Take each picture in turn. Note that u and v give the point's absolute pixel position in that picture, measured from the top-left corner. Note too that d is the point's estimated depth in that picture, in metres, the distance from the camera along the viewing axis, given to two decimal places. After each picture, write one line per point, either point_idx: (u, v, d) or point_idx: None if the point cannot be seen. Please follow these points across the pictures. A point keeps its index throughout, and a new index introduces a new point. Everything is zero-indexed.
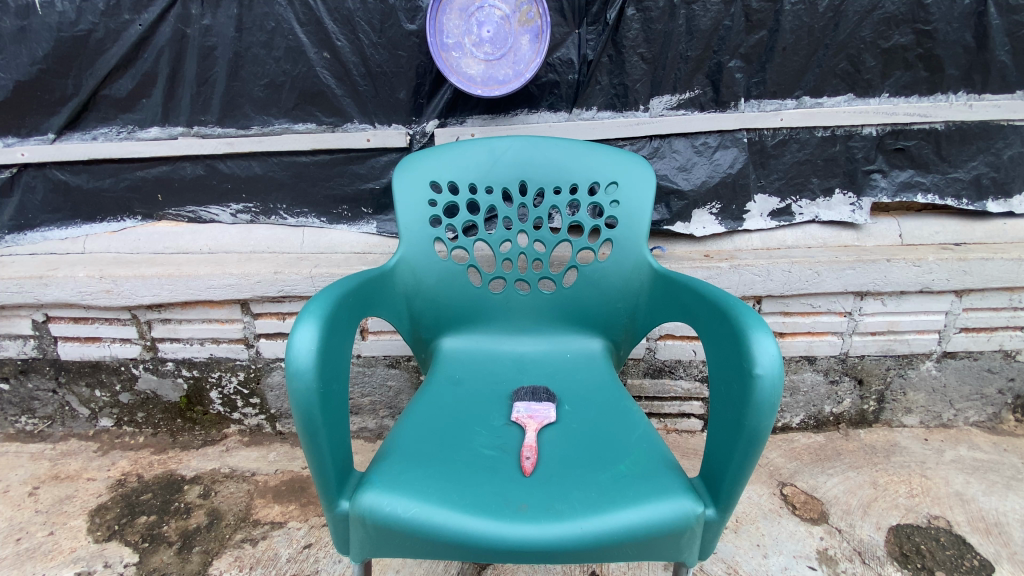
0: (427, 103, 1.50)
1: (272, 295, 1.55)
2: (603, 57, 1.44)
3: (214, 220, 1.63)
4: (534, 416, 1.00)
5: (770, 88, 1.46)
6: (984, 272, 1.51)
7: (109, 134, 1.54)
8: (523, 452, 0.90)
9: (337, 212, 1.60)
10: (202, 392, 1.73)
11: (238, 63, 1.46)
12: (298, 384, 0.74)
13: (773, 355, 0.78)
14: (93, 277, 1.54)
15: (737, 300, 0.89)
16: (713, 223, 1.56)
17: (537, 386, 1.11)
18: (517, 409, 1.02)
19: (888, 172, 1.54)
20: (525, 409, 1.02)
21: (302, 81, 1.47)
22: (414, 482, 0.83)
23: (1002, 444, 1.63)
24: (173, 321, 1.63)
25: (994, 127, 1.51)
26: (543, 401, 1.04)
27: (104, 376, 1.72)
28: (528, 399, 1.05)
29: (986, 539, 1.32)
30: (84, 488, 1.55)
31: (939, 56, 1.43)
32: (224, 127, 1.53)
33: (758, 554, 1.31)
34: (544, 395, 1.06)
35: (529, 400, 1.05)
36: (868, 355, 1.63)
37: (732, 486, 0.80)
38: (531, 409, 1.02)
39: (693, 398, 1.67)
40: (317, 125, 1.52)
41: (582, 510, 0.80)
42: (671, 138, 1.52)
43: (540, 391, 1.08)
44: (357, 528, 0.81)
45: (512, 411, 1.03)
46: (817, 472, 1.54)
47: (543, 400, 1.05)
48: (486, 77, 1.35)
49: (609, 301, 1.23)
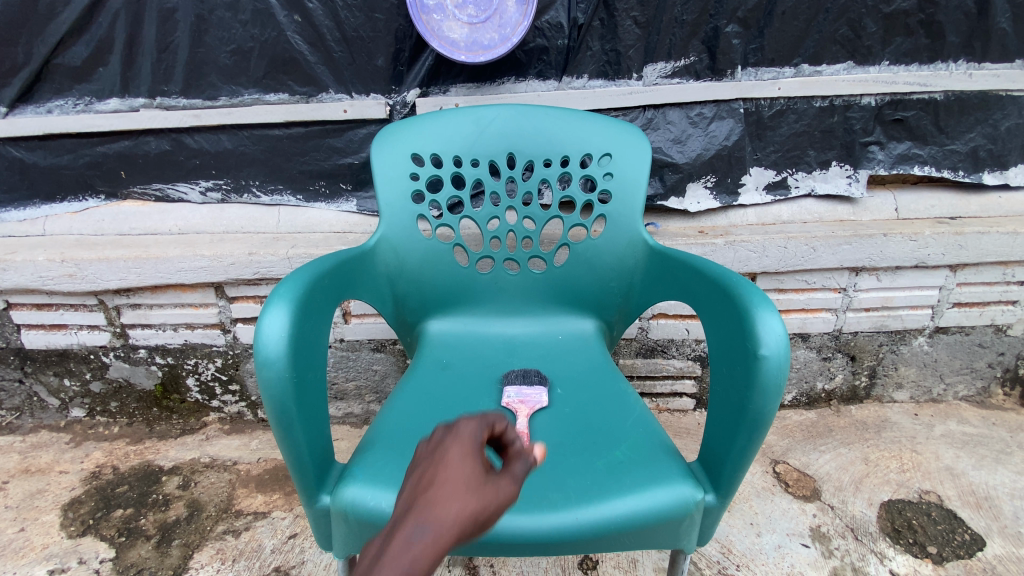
0: (407, 70, 1.41)
1: (247, 278, 1.47)
2: (594, 21, 1.36)
3: (182, 199, 1.54)
4: (524, 402, 0.96)
5: (768, 55, 1.40)
6: (980, 246, 1.49)
7: (65, 107, 1.43)
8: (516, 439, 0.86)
9: (315, 189, 1.52)
10: (178, 380, 1.66)
11: (201, 27, 1.35)
12: (269, 374, 0.68)
13: (779, 334, 0.74)
14: (54, 261, 1.45)
15: (739, 278, 0.84)
16: (708, 197, 1.51)
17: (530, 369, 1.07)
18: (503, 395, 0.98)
19: (886, 144, 1.49)
20: (514, 394, 0.98)
21: (273, 47, 1.37)
22: (399, 474, 0.78)
23: (991, 418, 1.63)
24: (144, 306, 1.55)
25: (994, 97, 1.46)
26: (536, 386, 0.99)
27: (72, 365, 1.64)
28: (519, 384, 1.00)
29: (977, 513, 1.32)
30: (57, 481, 1.48)
31: (941, 22, 1.38)
32: (189, 98, 1.42)
33: (752, 533, 1.30)
34: (538, 380, 1.01)
35: (522, 385, 1.00)
36: (861, 332, 1.62)
37: (735, 471, 0.77)
38: (522, 396, 0.97)
39: (685, 377, 1.64)
40: (290, 94, 1.42)
41: (577, 499, 0.76)
42: (666, 108, 1.45)
43: (535, 375, 1.03)
44: (339, 524, 0.76)
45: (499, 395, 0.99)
46: (809, 449, 1.53)
47: (537, 386, 1.00)
48: (470, 42, 1.26)
49: (602, 279, 1.18)
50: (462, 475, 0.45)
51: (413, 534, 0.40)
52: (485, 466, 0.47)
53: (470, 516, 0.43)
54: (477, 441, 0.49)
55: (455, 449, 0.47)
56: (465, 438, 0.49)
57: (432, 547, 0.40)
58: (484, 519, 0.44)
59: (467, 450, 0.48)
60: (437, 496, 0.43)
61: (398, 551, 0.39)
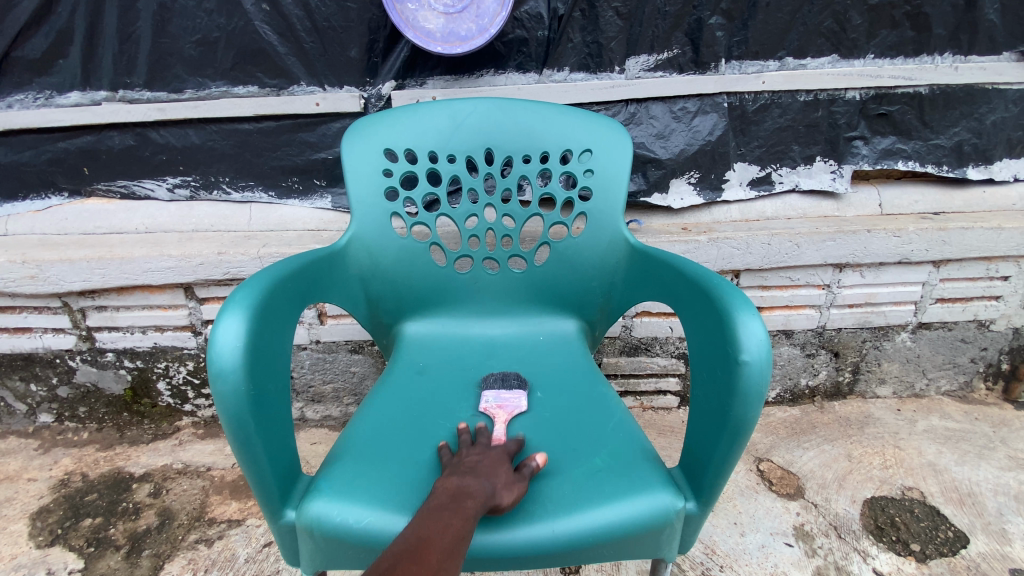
0: (382, 62, 1.36)
1: (218, 278, 1.42)
2: (575, 12, 1.32)
3: (149, 196, 1.48)
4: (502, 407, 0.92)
5: (752, 48, 1.37)
6: (963, 241, 1.48)
7: (23, 101, 1.36)
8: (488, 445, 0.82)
9: (288, 185, 1.47)
10: (149, 383, 1.60)
11: (164, 16, 1.29)
12: (223, 387, 0.64)
13: (761, 338, 0.72)
14: (14, 262, 1.38)
15: (721, 279, 0.82)
16: (691, 193, 1.49)
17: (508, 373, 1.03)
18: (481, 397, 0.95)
19: (870, 138, 1.48)
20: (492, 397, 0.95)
21: (240, 37, 1.31)
22: (369, 486, 0.75)
23: (973, 413, 1.64)
24: (111, 308, 1.49)
25: (979, 91, 1.45)
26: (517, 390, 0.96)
27: (38, 369, 1.57)
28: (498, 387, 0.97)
29: (960, 510, 1.32)
30: (23, 490, 1.42)
31: (927, 14, 1.36)
32: (153, 91, 1.36)
33: (736, 532, 1.29)
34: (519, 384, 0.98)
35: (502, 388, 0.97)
36: (845, 328, 1.61)
37: (716, 478, 0.75)
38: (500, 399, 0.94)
39: (669, 375, 1.63)
40: (260, 87, 1.37)
41: (554, 510, 0.73)
42: (649, 102, 1.42)
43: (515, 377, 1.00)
44: (305, 539, 0.73)
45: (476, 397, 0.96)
46: (793, 447, 1.52)
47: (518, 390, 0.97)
48: (447, 32, 1.22)
49: (584, 278, 1.15)
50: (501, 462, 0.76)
51: (479, 483, 0.70)
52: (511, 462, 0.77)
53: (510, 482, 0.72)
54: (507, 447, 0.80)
55: (495, 452, 0.78)
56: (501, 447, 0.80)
57: (491, 490, 0.70)
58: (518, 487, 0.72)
59: (503, 454, 0.78)
60: (490, 467, 0.74)
61: (472, 489, 0.69)
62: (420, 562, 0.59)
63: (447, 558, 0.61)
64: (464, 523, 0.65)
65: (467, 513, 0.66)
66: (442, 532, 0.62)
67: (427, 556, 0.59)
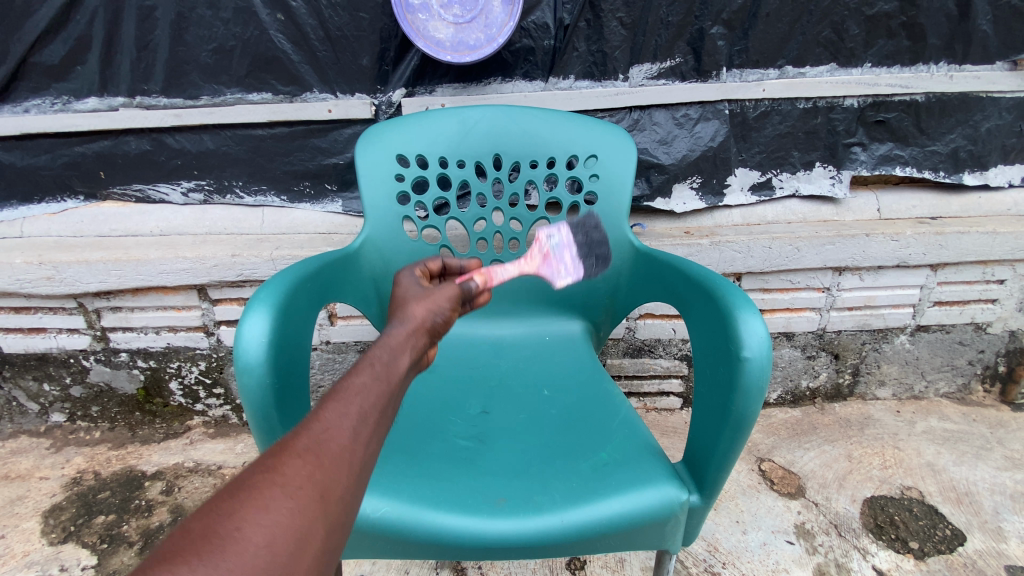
0: (393, 70, 1.40)
1: (230, 280, 1.45)
2: (580, 22, 1.36)
3: (164, 200, 1.51)
4: (547, 261, 0.92)
5: (753, 57, 1.41)
6: (960, 245, 1.52)
7: (43, 107, 1.40)
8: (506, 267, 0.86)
9: (299, 189, 1.50)
10: (160, 383, 1.63)
11: (182, 25, 1.32)
12: (249, 379, 0.68)
13: (761, 335, 0.75)
14: (32, 263, 1.42)
15: (722, 279, 0.86)
16: (694, 198, 1.52)
17: (602, 227, 1.00)
18: (556, 230, 0.94)
19: (868, 145, 1.51)
20: (563, 242, 0.93)
21: (255, 45, 1.35)
22: (384, 478, 0.78)
23: (971, 414, 1.66)
24: (126, 309, 1.53)
25: (974, 98, 1.49)
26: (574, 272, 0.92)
27: (52, 369, 1.60)
28: (578, 243, 0.95)
29: (958, 509, 1.34)
30: (37, 487, 1.44)
31: (922, 24, 1.39)
32: (170, 98, 1.40)
33: (738, 531, 1.31)
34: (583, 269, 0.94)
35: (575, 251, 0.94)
36: (845, 330, 1.64)
37: (719, 471, 0.77)
38: (560, 253, 0.93)
39: (672, 376, 1.65)
40: (273, 94, 1.41)
41: (564, 501, 0.75)
42: (652, 109, 1.46)
43: (591, 260, 0.95)
44: None
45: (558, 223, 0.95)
46: (794, 447, 1.54)
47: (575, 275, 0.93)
48: (456, 42, 1.26)
49: (589, 280, 1.18)
50: (406, 298, 0.73)
51: (384, 330, 0.65)
52: (424, 288, 0.75)
53: (419, 305, 0.70)
54: (412, 282, 0.78)
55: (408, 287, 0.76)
56: (408, 283, 0.77)
57: (401, 330, 0.65)
58: (438, 303, 0.71)
59: (407, 290, 0.75)
60: (394, 313, 0.70)
61: (380, 335, 0.63)
62: (323, 447, 0.47)
63: (361, 436, 0.50)
64: (384, 392, 0.54)
65: (376, 387, 0.54)
66: (352, 410, 0.51)
67: (333, 437, 0.48)
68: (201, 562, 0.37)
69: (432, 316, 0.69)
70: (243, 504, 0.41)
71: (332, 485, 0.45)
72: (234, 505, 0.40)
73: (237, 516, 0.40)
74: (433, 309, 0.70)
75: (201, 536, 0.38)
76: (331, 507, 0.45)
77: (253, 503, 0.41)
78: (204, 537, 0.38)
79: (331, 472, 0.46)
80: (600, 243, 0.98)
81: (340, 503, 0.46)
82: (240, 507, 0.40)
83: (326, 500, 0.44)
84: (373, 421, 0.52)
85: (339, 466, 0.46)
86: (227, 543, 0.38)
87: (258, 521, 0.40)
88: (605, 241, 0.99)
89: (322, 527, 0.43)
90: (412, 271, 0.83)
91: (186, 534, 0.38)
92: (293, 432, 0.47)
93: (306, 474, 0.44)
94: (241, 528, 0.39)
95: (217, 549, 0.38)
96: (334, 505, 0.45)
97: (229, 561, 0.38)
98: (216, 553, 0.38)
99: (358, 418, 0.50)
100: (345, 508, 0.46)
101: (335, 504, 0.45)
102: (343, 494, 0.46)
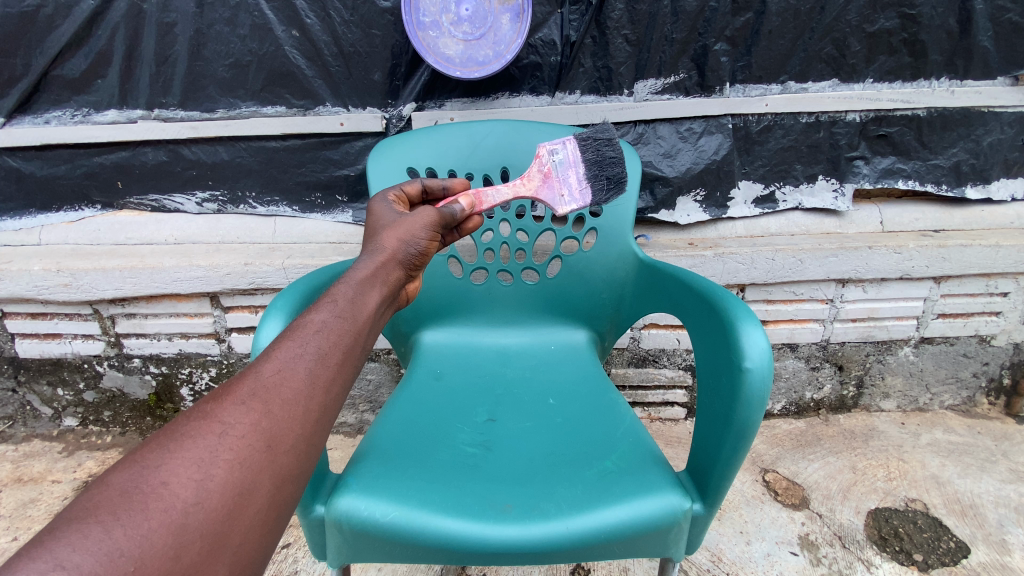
0: (403, 85, 1.43)
1: (242, 288, 1.49)
2: (587, 39, 1.39)
3: (179, 209, 1.55)
4: (548, 178, 0.96)
5: (756, 72, 1.44)
6: (963, 258, 1.53)
7: (63, 118, 1.44)
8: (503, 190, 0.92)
9: (311, 200, 1.54)
10: (171, 389, 1.66)
11: (200, 41, 1.37)
12: None
13: (763, 346, 0.77)
14: (50, 271, 1.45)
15: (725, 291, 0.88)
16: (697, 210, 1.54)
17: (615, 142, 0.99)
18: (560, 147, 0.98)
19: (871, 158, 1.53)
20: (567, 160, 0.97)
21: (271, 60, 1.39)
22: (394, 484, 0.79)
23: (976, 427, 1.66)
24: (139, 316, 1.56)
25: (976, 113, 1.50)
26: (576, 196, 0.95)
27: (66, 374, 1.64)
28: (586, 161, 0.98)
29: (962, 521, 1.34)
30: (49, 491, 1.47)
31: (923, 40, 1.42)
32: (187, 110, 1.44)
33: (741, 541, 1.32)
34: (588, 189, 0.96)
35: (580, 170, 0.97)
36: (848, 342, 1.65)
37: (721, 480, 0.78)
38: (563, 172, 0.97)
39: (676, 386, 1.67)
40: (288, 107, 1.45)
41: (568, 508, 0.76)
42: (656, 123, 1.49)
43: (599, 179, 0.96)
44: (334, 533, 0.77)
45: (564, 139, 0.99)
46: (798, 458, 1.55)
47: (576, 194, 0.96)
48: (466, 58, 1.29)
49: (594, 290, 1.20)
50: (379, 228, 0.79)
51: (357, 260, 0.72)
52: (399, 215, 0.81)
53: (391, 235, 0.76)
54: (387, 210, 0.82)
55: (386, 213, 0.81)
56: (385, 211, 0.82)
57: (372, 261, 0.72)
58: (411, 232, 0.77)
59: (384, 218, 0.80)
60: (368, 242, 0.77)
61: (350, 267, 0.70)
62: (258, 401, 0.51)
63: (301, 389, 0.54)
64: (333, 343, 0.59)
65: (338, 327, 0.60)
66: (300, 359, 0.56)
67: (271, 392, 0.52)
68: (121, 516, 0.40)
69: (404, 246, 0.76)
70: (168, 458, 0.44)
71: (269, 436, 0.50)
72: (159, 459, 0.44)
73: (160, 470, 0.44)
74: (404, 239, 0.76)
75: (120, 493, 0.41)
76: (270, 457, 0.49)
77: (177, 458, 0.45)
78: (124, 493, 0.41)
79: (271, 422, 0.50)
80: (613, 162, 0.97)
81: (279, 454, 0.50)
82: (166, 461, 0.44)
83: (263, 451, 0.49)
84: (327, 367, 0.57)
85: (283, 411, 0.52)
86: (149, 497, 0.42)
87: (184, 473, 0.44)
88: (620, 160, 0.97)
89: (258, 476, 0.48)
90: (387, 197, 0.86)
91: (106, 490, 0.41)
92: (229, 386, 0.51)
93: (250, 423, 0.49)
94: (166, 482, 0.43)
95: (139, 504, 0.41)
96: (272, 455, 0.49)
97: (152, 514, 0.41)
98: (137, 506, 0.41)
99: (300, 372, 0.55)
100: (285, 456, 0.50)
101: (274, 454, 0.50)
102: (284, 444, 0.51)
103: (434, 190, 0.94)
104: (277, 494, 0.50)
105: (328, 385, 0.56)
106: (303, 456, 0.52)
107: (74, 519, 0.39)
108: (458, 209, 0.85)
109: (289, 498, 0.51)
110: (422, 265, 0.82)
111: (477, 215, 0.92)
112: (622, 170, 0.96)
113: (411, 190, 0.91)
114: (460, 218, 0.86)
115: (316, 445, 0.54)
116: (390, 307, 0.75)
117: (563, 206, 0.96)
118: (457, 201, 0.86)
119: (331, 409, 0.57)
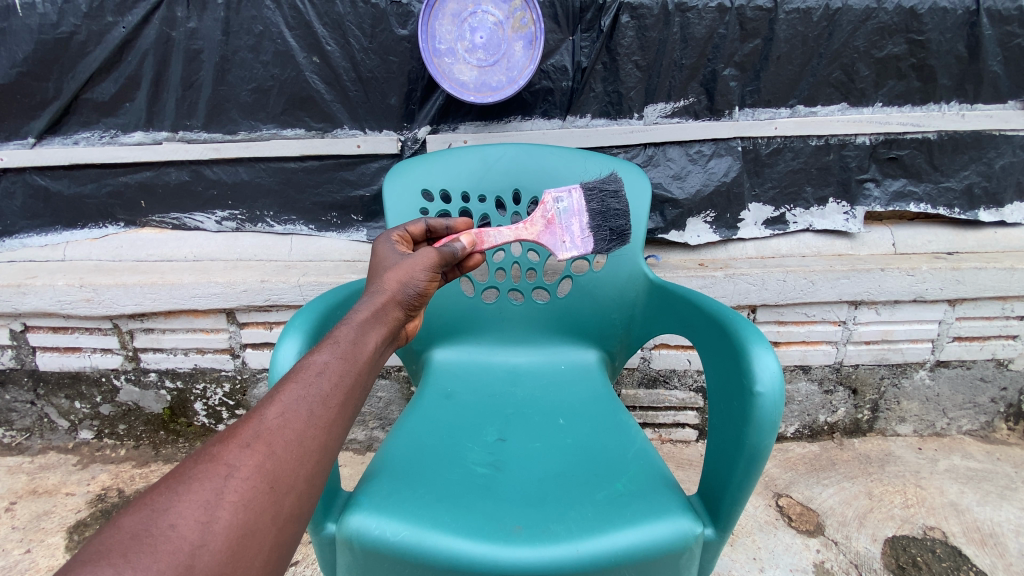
0: (418, 109, 1.48)
1: (259, 304, 1.52)
2: (597, 64, 1.42)
3: (199, 227, 1.59)
4: (551, 225, 0.97)
5: (765, 96, 1.46)
6: (978, 281, 1.51)
7: (91, 139, 1.49)
8: (501, 231, 0.94)
9: (326, 219, 1.58)
10: (186, 403, 1.68)
11: (225, 67, 1.42)
12: None
13: (774, 370, 0.78)
14: (72, 286, 1.49)
15: (735, 314, 0.88)
16: (707, 231, 1.56)
17: (621, 194, 1.02)
18: (566, 195, 0.99)
19: (882, 181, 1.54)
20: (572, 208, 0.99)
21: (291, 86, 1.44)
22: (405, 502, 0.80)
23: (996, 453, 1.63)
24: (157, 331, 1.59)
25: (987, 136, 1.51)
26: (578, 243, 0.97)
27: (83, 387, 1.66)
28: (590, 210, 0.99)
29: (982, 550, 1.31)
30: (63, 503, 1.49)
31: (932, 65, 1.43)
32: (210, 132, 1.49)
33: (755, 568, 1.29)
34: (590, 237, 0.98)
35: (583, 219, 0.98)
36: (862, 364, 1.63)
37: (733, 504, 0.78)
38: (566, 220, 0.98)
39: (687, 408, 1.65)
40: (307, 130, 1.49)
41: (577, 531, 0.76)
42: (666, 146, 1.51)
43: (602, 229, 0.99)
44: (345, 552, 0.78)
45: (570, 187, 1.00)
46: (812, 483, 1.52)
47: (577, 241, 0.97)
48: (480, 83, 1.32)
49: (604, 309, 1.21)
50: (382, 269, 0.80)
51: (358, 302, 0.73)
52: (401, 257, 0.82)
53: (393, 277, 0.77)
54: (391, 251, 0.84)
55: (391, 254, 0.83)
56: (388, 250, 0.84)
57: (372, 303, 0.73)
58: (411, 273, 0.77)
59: (389, 258, 0.82)
60: (370, 283, 0.77)
61: (352, 308, 0.70)
62: (263, 443, 0.52)
63: (303, 430, 0.55)
64: (335, 383, 0.60)
65: (339, 367, 0.61)
66: (301, 401, 0.57)
67: (274, 433, 0.54)
68: (131, 559, 0.42)
69: (404, 288, 0.76)
70: (176, 502, 0.46)
71: (273, 478, 0.51)
72: (167, 503, 0.46)
73: (168, 514, 0.45)
74: (405, 280, 0.77)
75: (130, 536, 0.43)
76: (272, 498, 0.51)
77: (185, 501, 0.47)
78: (134, 536, 0.43)
79: (276, 463, 0.52)
80: (617, 215, 1.01)
81: (282, 494, 0.52)
82: (174, 504, 0.46)
83: (266, 492, 0.51)
84: (330, 407, 0.58)
85: (289, 451, 0.53)
86: (158, 540, 0.44)
87: (191, 516, 0.46)
88: (625, 213, 1.01)
89: (261, 518, 0.49)
90: (390, 237, 0.89)
91: (117, 534, 0.43)
92: (234, 428, 0.53)
93: (255, 464, 0.51)
94: (174, 525, 0.45)
95: (149, 547, 0.43)
96: (275, 495, 0.51)
97: (161, 556, 0.43)
98: (147, 550, 0.43)
99: (303, 413, 0.56)
100: (287, 497, 0.52)
101: (277, 495, 0.51)
102: (286, 484, 0.52)
103: (437, 230, 0.97)
104: (281, 535, 0.51)
105: (330, 425, 0.57)
106: (304, 495, 0.54)
107: (87, 562, 0.41)
108: (458, 248, 0.85)
109: (292, 538, 0.52)
110: (422, 305, 0.81)
111: (479, 254, 0.93)
112: (626, 222, 1.01)
113: (414, 230, 0.94)
114: (460, 256, 0.86)
115: (318, 485, 0.55)
116: (391, 346, 0.75)
117: (563, 252, 0.97)
118: (457, 240, 0.88)
119: (334, 446, 0.58)
